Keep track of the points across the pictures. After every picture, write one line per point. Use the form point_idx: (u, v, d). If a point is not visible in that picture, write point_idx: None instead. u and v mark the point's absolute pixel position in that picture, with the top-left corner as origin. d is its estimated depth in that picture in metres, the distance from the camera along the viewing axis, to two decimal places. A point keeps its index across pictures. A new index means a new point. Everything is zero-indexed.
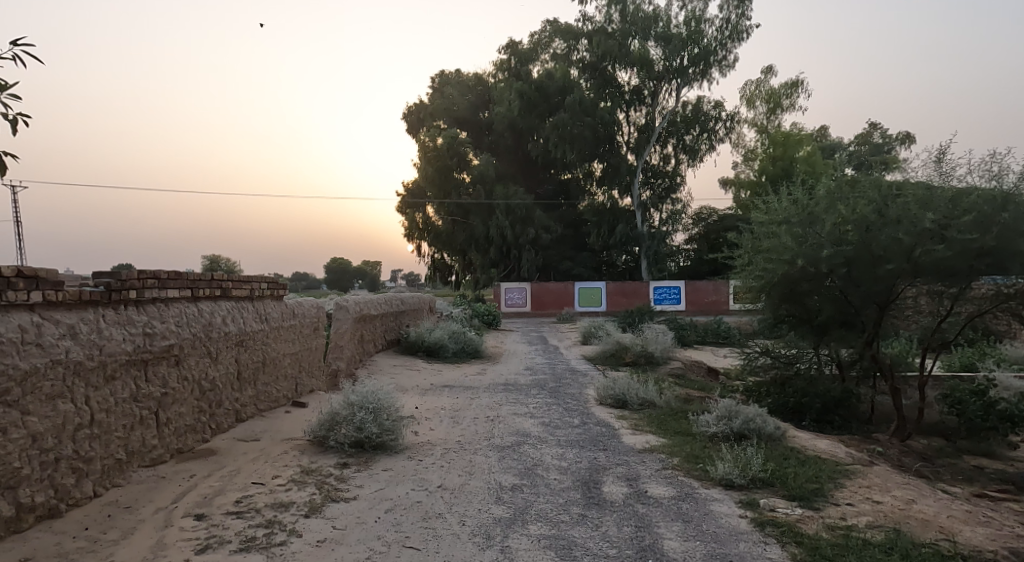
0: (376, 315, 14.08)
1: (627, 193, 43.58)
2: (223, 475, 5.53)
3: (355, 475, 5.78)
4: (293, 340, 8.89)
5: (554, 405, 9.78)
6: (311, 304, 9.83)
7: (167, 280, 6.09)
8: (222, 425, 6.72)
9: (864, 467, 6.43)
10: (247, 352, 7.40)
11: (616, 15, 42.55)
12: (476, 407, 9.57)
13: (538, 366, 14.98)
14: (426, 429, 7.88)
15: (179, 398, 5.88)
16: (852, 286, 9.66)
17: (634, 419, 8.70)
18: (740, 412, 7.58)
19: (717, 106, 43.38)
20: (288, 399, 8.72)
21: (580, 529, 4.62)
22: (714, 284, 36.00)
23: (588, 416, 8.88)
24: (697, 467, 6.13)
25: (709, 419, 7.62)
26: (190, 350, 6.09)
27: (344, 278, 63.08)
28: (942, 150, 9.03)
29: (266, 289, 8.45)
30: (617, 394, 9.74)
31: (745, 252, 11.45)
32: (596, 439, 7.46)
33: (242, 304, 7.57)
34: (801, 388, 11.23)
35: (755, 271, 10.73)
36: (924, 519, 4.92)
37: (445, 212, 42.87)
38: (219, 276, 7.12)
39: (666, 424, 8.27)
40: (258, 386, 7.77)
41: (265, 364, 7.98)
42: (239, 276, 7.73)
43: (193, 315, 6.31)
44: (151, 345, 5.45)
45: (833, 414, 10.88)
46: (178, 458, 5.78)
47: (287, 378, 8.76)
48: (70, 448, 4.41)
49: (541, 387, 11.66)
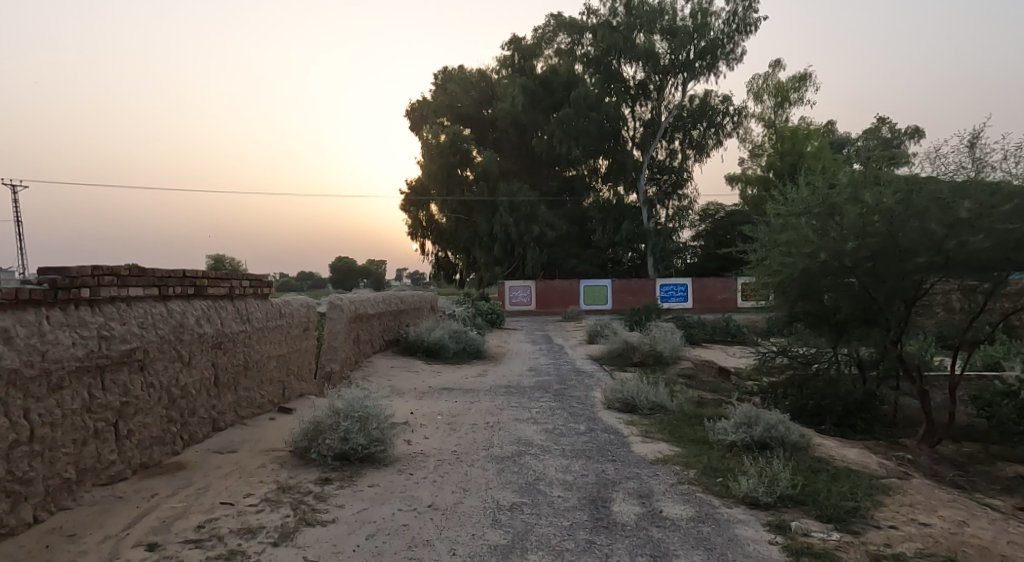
0: (374, 315, 13.61)
1: (633, 190, 43.12)
2: (189, 494, 4.97)
3: (337, 492, 5.22)
4: (278, 341, 8.36)
5: (558, 409, 9.18)
6: (300, 303, 9.34)
7: (128, 277, 5.46)
8: (195, 435, 6.14)
9: (903, 481, 5.73)
10: (226, 355, 6.87)
11: (621, 8, 42.14)
12: (475, 412, 9.01)
13: (542, 366, 14.48)
14: (419, 438, 7.31)
15: (144, 407, 5.33)
16: (878, 282, 9.00)
17: (645, 425, 8.13)
18: (760, 418, 6.93)
19: (725, 99, 42.69)
20: (274, 405, 8.18)
21: (587, 559, 4.03)
22: (722, 281, 35.63)
23: (595, 422, 8.29)
24: (716, 482, 5.51)
25: (727, 427, 6.97)
26: (156, 355, 5.55)
27: (348, 278, 63.25)
28: (976, 136, 8.43)
29: (248, 287, 7.88)
30: (625, 398, 9.16)
31: (761, 247, 10.82)
32: (602, 449, 6.86)
33: (220, 303, 6.98)
34: (820, 390, 10.69)
35: (772, 266, 10.12)
36: (981, 546, 4.28)
37: (448, 209, 42.52)
38: (191, 272, 6.50)
39: (680, 430, 7.67)
40: (239, 392, 7.24)
41: (247, 368, 7.46)
42: (217, 273, 7.12)
43: (161, 315, 5.75)
44: (108, 350, 4.88)
45: (854, 417, 10.29)
46: (142, 474, 5.23)
47: (273, 382, 8.24)
48: (4, 469, 3.86)
49: (544, 389, 11.10)
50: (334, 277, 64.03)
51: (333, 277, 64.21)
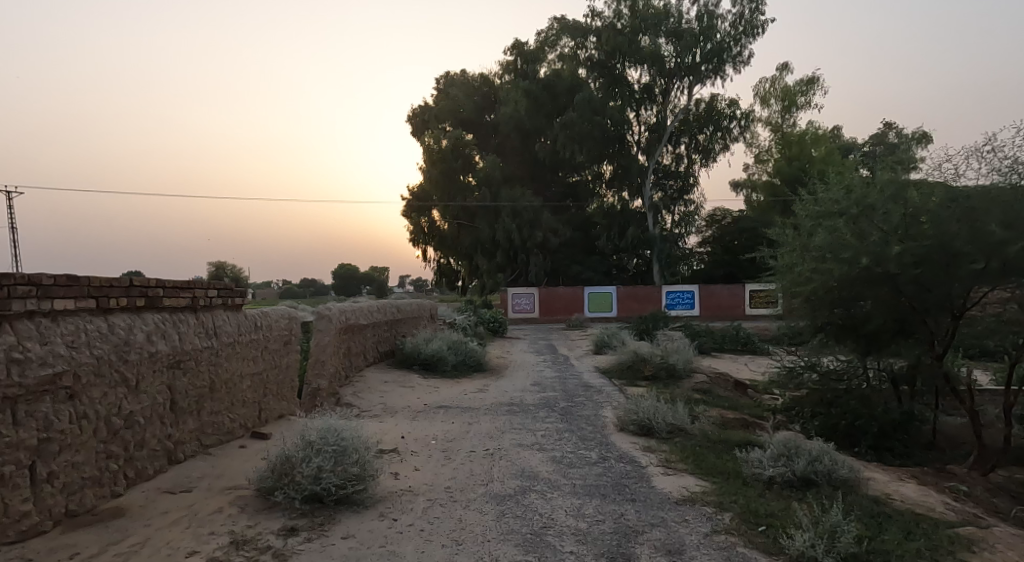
0: (367, 325, 12.71)
1: (638, 195, 42.24)
2: (118, 553, 4.04)
3: (301, 548, 4.29)
4: (253, 358, 7.47)
5: (566, 432, 8.25)
6: (281, 314, 8.45)
7: (54, 288, 4.55)
8: (142, 472, 5.23)
9: (983, 530, 4.80)
10: (185, 376, 5.97)
11: (625, 11, 41.46)
12: (473, 435, 8.08)
13: (546, 379, 13.57)
14: (408, 469, 6.38)
15: (72, 443, 4.42)
16: (924, 291, 8.06)
17: (666, 452, 7.19)
18: (802, 448, 5.98)
19: (732, 103, 41.85)
20: (246, 430, 7.27)
21: None
22: (730, 288, 34.63)
23: (608, 448, 7.35)
24: (760, 533, 4.57)
25: (763, 459, 6.03)
26: (91, 380, 4.65)
27: (350, 285, 62.54)
28: None
29: (216, 297, 6.98)
30: (640, 420, 8.20)
31: (788, 253, 9.89)
32: (619, 485, 5.93)
33: (179, 316, 6.07)
34: (853, 409, 9.72)
35: (802, 273, 9.18)
36: None
37: (450, 215, 41.70)
38: (141, 280, 5.59)
39: (706, 460, 6.72)
40: (202, 417, 6.34)
41: (213, 389, 6.56)
42: (178, 282, 6.22)
43: (99, 332, 4.85)
44: (20, 376, 3.98)
45: (892, 440, 9.30)
46: (67, 524, 4.31)
47: (246, 404, 7.33)
48: None
49: (550, 407, 10.17)
50: (336, 285, 63.32)
51: (335, 284, 63.51)
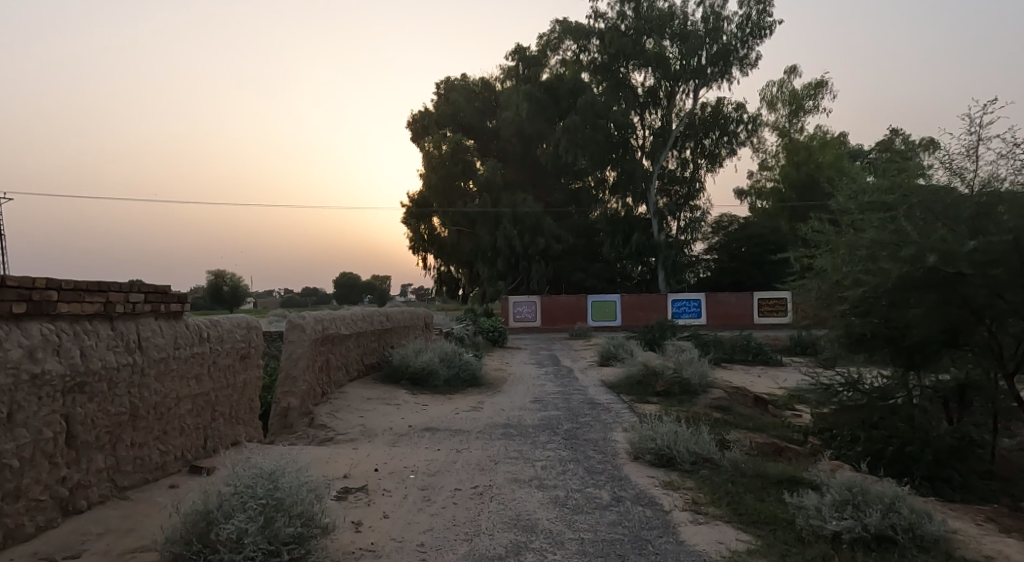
0: (350, 336, 11.45)
1: (643, 201, 40.88)
2: None
3: None
4: (196, 376, 6.22)
5: (571, 462, 6.97)
6: (238, 323, 7.22)
7: None
8: (15, 531, 3.97)
9: None
10: (93, 402, 4.74)
11: (629, 12, 40.44)
12: (461, 467, 6.80)
13: (547, 395, 12.29)
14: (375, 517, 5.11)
15: None
16: (999, 295, 6.80)
17: (693, 492, 5.90)
18: (872, 494, 4.71)
19: (739, 107, 40.73)
20: (184, 464, 6.01)
21: None
22: (737, 297, 33.26)
23: (623, 485, 6.08)
24: None
25: (822, 507, 4.75)
26: None
27: (351, 294, 61.34)
28: None
29: (146, 303, 5.74)
30: (658, 449, 6.91)
31: (826, 253, 8.63)
32: (641, 540, 4.66)
33: (85, 326, 4.84)
34: (902, 432, 8.41)
35: (848, 276, 7.91)
36: None
37: (450, 221, 40.51)
38: (26, 281, 4.36)
39: (744, 503, 5.44)
40: (118, 452, 5.08)
41: (137, 417, 5.32)
42: (88, 284, 5.00)
43: None
44: None
45: (950, 469, 7.99)
46: None
47: (185, 432, 6.08)
48: None
49: (552, 429, 8.90)
50: (336, 293, 62.14)
51: (336, 293, 62.34)
